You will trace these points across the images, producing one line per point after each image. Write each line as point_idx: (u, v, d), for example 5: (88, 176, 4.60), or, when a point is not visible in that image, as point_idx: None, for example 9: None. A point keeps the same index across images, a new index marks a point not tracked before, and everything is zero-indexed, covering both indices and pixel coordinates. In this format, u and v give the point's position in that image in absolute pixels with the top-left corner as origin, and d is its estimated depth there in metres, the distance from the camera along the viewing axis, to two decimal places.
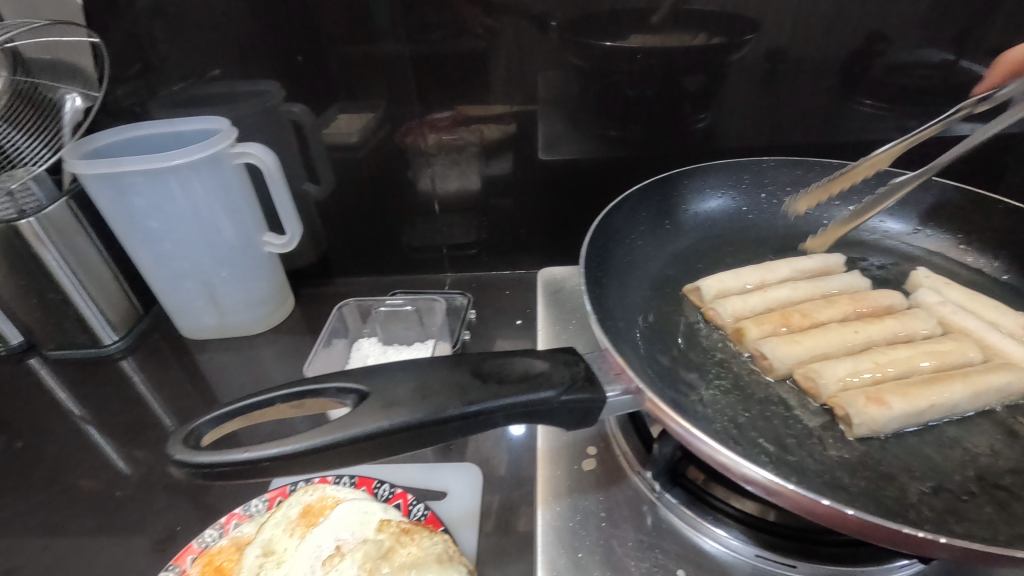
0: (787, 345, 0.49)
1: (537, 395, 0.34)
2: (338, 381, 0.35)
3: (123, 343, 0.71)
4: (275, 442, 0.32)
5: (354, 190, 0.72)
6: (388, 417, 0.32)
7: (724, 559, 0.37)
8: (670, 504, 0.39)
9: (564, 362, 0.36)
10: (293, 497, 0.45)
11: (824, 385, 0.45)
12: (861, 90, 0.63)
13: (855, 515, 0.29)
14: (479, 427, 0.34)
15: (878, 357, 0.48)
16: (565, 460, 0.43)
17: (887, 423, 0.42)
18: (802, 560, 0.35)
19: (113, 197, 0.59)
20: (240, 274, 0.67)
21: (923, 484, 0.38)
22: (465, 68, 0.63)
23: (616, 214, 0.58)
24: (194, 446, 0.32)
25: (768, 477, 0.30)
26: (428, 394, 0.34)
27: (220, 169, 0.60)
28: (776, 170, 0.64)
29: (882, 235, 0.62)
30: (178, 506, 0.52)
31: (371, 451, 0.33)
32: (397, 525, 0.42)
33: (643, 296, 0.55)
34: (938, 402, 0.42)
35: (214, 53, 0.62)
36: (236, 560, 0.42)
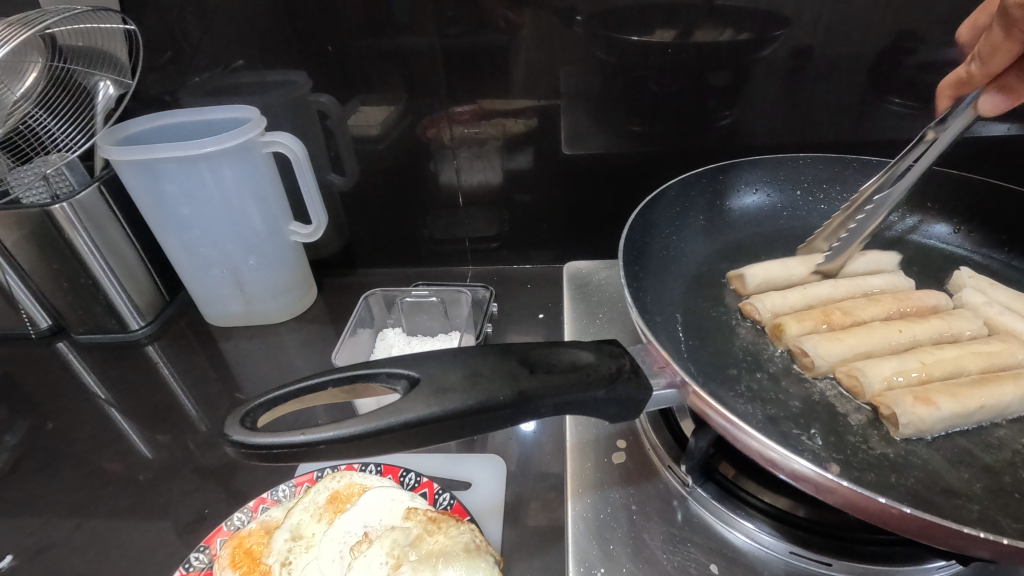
0: (830, 342, 0.48)
1: (584, 385, 0.34)
2: (390, 365, 0.35)
3: (149, 328, 0.72)
4: (329, 426, 0.32)
5: (379, 181, 0.72)
6: (437, 404, 0.32)
7: (755, 554, 0.37)
8: (702, 498, 0.39)
9: (609, 354, 0.36)
10: (320, 483, 0.45)
11: (869, 383, 0.45)
12: (894, 88, 0.62)
13: (909, 513, 0.28)
14: (522, 417, 0.34)
15: (924, 357, 0.47)
16: (594, 453, 0.43)
17: (935, 423, 0.41)
18: (837, 558, 0.35)
19: (146, 183, 0.60)
20: (267, 262, 0.67)
21: (958, 487, 0.38)
22: (491, 61, 0.63)
23: (650, 208, 0.57)
24: (247, 425, 0.32)
25: (818, 473, 0.30)
26: (479, 381, 0.34)
27: (250, 157, 0.61)
28: (812, 167, 0.64)
29: (920, 234, 0.61)
30: (204, 490, 0.53)
31: (407, 438, 0.33)
32: (424, 513, 0.42)
33: (678, 291, 0.55)
34: (990, 403, 0.41)
35: (244, 43, 0.62)
36: (265, 543, 0.42)
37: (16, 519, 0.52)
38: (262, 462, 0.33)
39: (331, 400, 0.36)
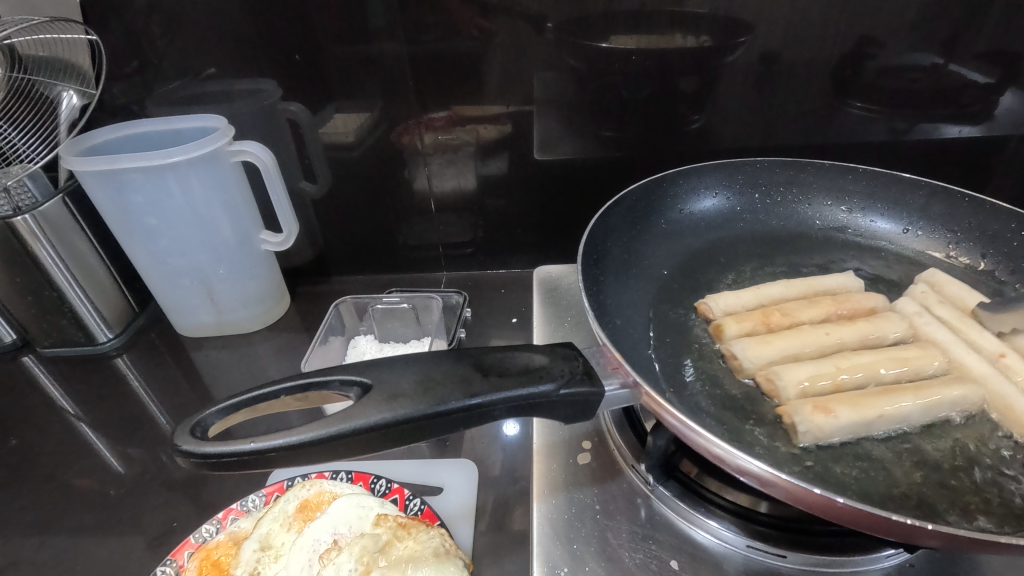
0: (752, 347, 0.49)
1: (536, 388, 0.35)
2: (342, 373, 0.35)
3: (118, 341, 0.71)
4: (282, 433, 0.32)
5: (352, 188, 0.72)
6: (392, 409, 0.33)
7: (716, 550, 0.37)
8: (664, 496, 0.40)
9: (563, 356, 0.37)
10: (290, 492, 0.45)
11: (783, 388, 0.45)
12: (852, 92, 0.64)
13: (845, 503, 0.30)
14: (483, 418, 0.34)
15: (841, 361, 0.47)
16: (560, 454, 0.44)
17: (834, 431, 0.41)
18: (792, 550, 0.36)
19: (111, 194, 0.59)
20: (237, 272, 0.67)
21: (909, 474, 0.39)
22: (461, 68, 0.63)
23: (611, 214, 0.58)
24: (200, 437, 0.33)
25: (761, 468, 0.31)
26: (431, 386, 0.34)
27: (218, 166, 0.61)
28: (770, 170, 0.65)
29: (870, 235, 0.63)
30: (175, 502, 0.52)
31: (370, 442, 0.33)
32: (394, 519, 0.42)
33: (637, 294, 0.56)
34: (889, 412, 0.41)
35: (212, 51, 0.62)
36: (233, 555, 0.42)
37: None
38: (224, 471, 0.33)
39: (292, 407, 0.37)
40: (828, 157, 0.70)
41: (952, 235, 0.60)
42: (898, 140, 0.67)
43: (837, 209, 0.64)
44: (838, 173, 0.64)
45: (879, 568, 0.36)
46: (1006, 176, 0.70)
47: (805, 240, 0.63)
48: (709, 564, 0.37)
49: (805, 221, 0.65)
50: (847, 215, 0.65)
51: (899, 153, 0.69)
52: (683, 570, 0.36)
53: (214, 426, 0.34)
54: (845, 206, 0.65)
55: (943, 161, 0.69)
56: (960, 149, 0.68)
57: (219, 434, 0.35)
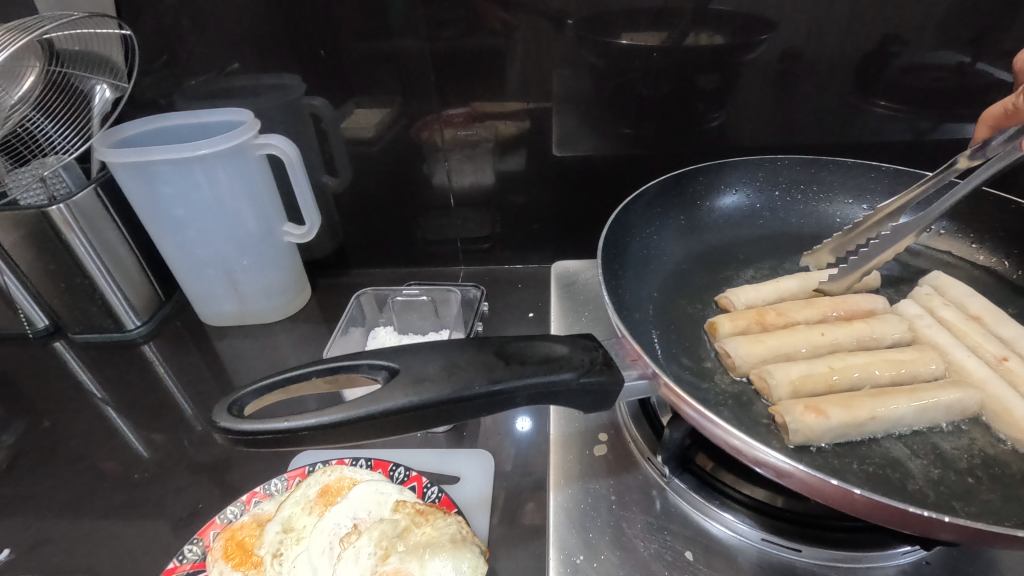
0: (744, 345, 0.48)
1: (556, 376, 0.35)
2: (371, 357, 0.36)
3: (145, 328, 0.73)
4: (311, 413, 0.33)
5: (373, 182, 0.73)
6: (416, 393, 0.34)
7: (731, 542, 0.38)
8: (679, 489, 0.40)
9: (582, 347, 0.37)
10: (311, 477, 0.46)
11: (775, 386, 0.45)
12: (876, 90, 0.64)
13: (860, 494, 0.30)
14: (502, 406, 0.35)
15: (833, 362, 0.47)
16: (577, 446, 0.45)
17: (824, 432, 0.40)
18: (807, 544, 0.36)
19: (143, 185, 0.61)
20: (261, 263, 0.69)
21: (926, 472, 0.39)
22: (482, 64, 0.64)
23: (630, 208, 0.59)
24: (234, 415, 0.34)
25: (777, 458, 0.31)
26: (454, 371, 0.35)
27: (245, 159, 0.62)
28: (789, 168, 0.65)
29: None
30: (199, 485, 0.54)
31: (392, 426, 0.34)
32: (412, 506, 0.43)
33: (655, 289, 0.56)
34: (881, 413, 0.41)
35: (239, 47, 0.64)
36: (257, 536, 0.43)
37: (13, 516, 0.53)
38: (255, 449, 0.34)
39: (322, 389, 0.38)
40: (849, 156, 0.70)
41: (973, 234, 0.59)
42: (922, 139, 0.67)
43: (857, 207, 0.64)
44: (860, 171, 0.64)
45: (892, 563, 0.36)
46: None
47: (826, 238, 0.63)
48: (724, 555, 0.37)
49: (827, 219, 0.65)
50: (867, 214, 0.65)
51: (923, 153, 0.68)
52: (696, 562, 0.37)
53: (248, 406, 0.35)
54: (866, 205, 0.65)
55: None
56: None
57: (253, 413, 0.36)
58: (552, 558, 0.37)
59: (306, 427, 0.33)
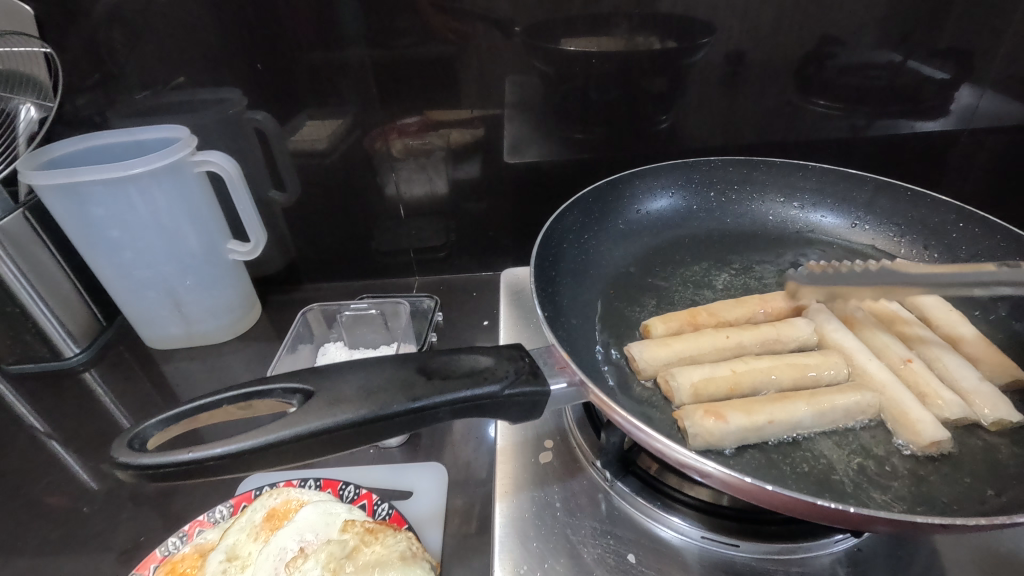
0: (649, 349, 0.48)
1: (482, 389, 0.35)
2: (284, 381, 0.35)
3: (84, 355, 0.70)
4: (219, 443, 0.32)
5: (321, 195, 0.72)
6: (334, 415, 0.33)
7: (675, 543, 0.38)
8: (622, 492, 0.41)
9: (508, 357, 0.37)
10: (257, 501, 0.45)
11: (678, 389, 0.45)
12: (814, 90, 0.66)
13: (775, 490, 0.31)
14: (430, 420, 0.35)
15: (736, 365, 0.47)
16: (524, 455, 0.45)
17: (723, 437, 0.41)
18: (745, 539, 0.37)
19: (73, 208, 0.58)
20: (205, 282, 0.66)
21: (851, 461, 0.40)
22: (430, 73, 0.64)
23: (568, 214, 0.59)
24: (141, 451, 0.32)
25: (698, 461, 0.32)
26: (373, 391, 0.34)
27: (181, 177, 0.60)
28: (724, 170, 0.67)
29: (823, 230, 0.65)
30: (143, 516, 0.52)
31: (324, 445, 0.34)
32: (361, 524, 0.42)
33: (594, 295, 0.56)
34: (780, 417, 0.42)
35: (178, 61, 0.62)
36: (199, 567, 0.42)
37: None
38: (175, 479, 0.33)
39: (227, 417, 0.36)
40: (788, 156, 0.72)
41: (898, 228, 0.62)
42: (857, 135, 0.69)
43: (789, 206, 0.66)
44: (790, 170, 0.66)
45: (827, 552, 0.37)
46: (958, 169, 0.72)
47: (762, 236, 0.65)
48: (668, 555, 0.38)
49: (760, 218, 0.66)
50: (799, 212, 0.66)
51: (857, 150, 0.71)
52: (638, 564, 0.37)
53: (153, 438, 0.33)
54: (798, 203, 0.66)
55: (902, 155, 0.71)
56: (918, 143, 0.70)
57: (159, 447, 0.34)
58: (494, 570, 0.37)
59: (213, 457, 0.32)
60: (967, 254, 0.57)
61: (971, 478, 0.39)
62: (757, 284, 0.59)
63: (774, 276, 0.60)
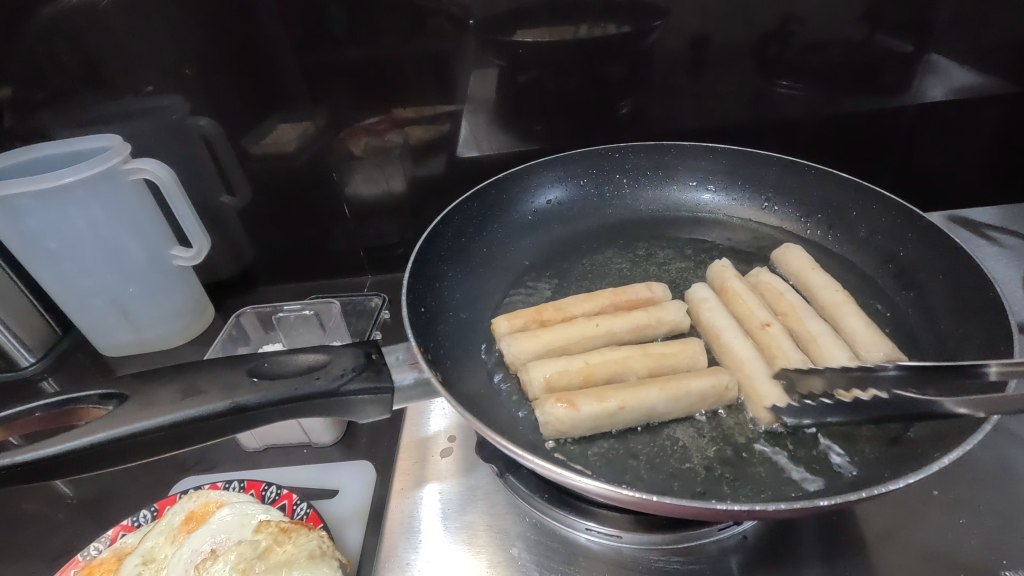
0: (518, 342, 0.50)
1: (318, 386, 0.39)
2: (100, 387, 0.38)
3: (40, 365, 0.71)
4: (18, 450, 0.35)
5: (270, 198, 0.72)
6: (145, 418, 0.36)
7: (561, 532, 0.43)
8: (514, 486, 0.44)
9: (348, 355, 0.41)
10: (177, 504, 0.46)
11: (530, 381, 0.47)
12: (776, 71, 0.65)
13: (627, 493, 0.33)
14: (249, 422, 0.38)
15: (591, 357, 0.49)
16: (427, 453, 0.50)
17: (575, 424, 0.43)
18: (625, 530, 0.41)
19: (8, 220, 0.59)
20: (150, 289, 0.67)
21: (711, 448, 0.43)
22: (370, 71, 0.64)
23: (467, 204, 0.62)
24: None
25: (547, 467, 0.34)
26: (190, 395, 0.37)
27: (117, 186, 0.61)
28: (634, 156, 0.68)
29: (731, 212, 0.66)
30: (79, 520, 0.52)
31: (174, 438, 0.37)
32: (276, 525, 0.43)
33: (491, 286, 0.59)
34: (631, 403, 0.44)
35: (128, 69, 0.62)
36: (114, 570, 0.42)
37: None
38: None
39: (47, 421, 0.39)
40: (728, 141, 0.71)
41: (803, 209, 0.64)
42: (816, 113, 0.69)
43: (700, 189, 0.67)
44: (701, 154, 0.68)
45: (712, 540, 0.41)
46: (913, 146, 0.72)
47: (675, 221, 0.66)
48: (554, 544, 0.43)
49: (671, 204, 0.68)
50: (715, 195, 0.68)
51: (814, 128, 0.70)
52: (522, 556, 0.42)
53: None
54: (709, 186, 0.68)
55: (870, 132, 0.71)
56: (882, 119, 0.70)
57: None
58: (382, 556, 0.43)
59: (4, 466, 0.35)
60: (866, 233, 0.60)
61: (822, 464, 0.41)
62: (656, 270, 0.61)
63: (677, 260, 0.62)
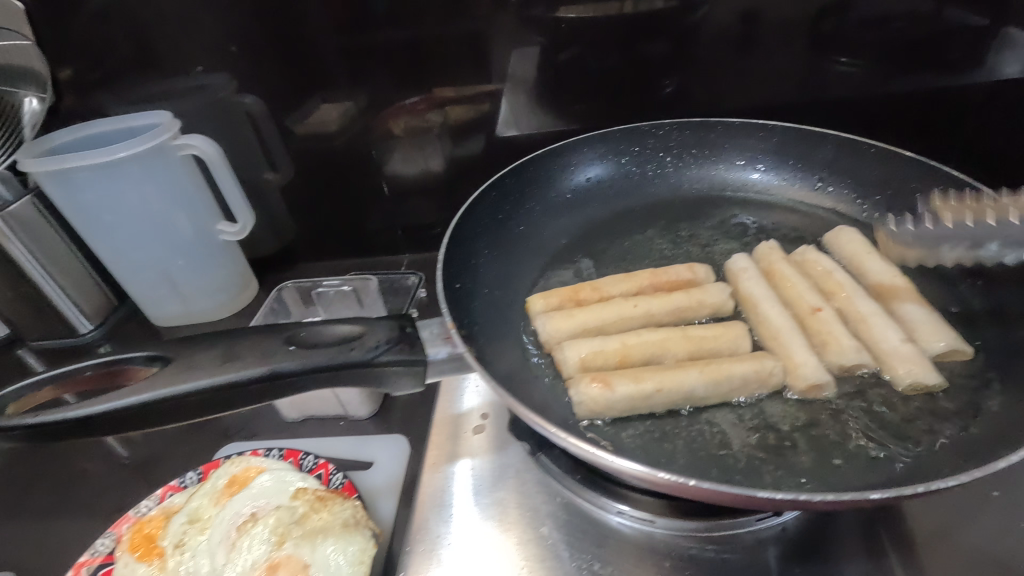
0: (554, 321, 0.50)
1: (352, 356, 0.39)
2: (145, 349, 0.39)
3: (97, 332, 0.75)
4: (72, 406, 0.36)
5: (312, 176, 0.73)
6: (188, 381, 0.37)
7: (593, 514, 0.43)
8: (545, 465, 0.46)
9: (383, 327, 0.42)
10: (221, 468, 0.48)
11: (565, 360, 0.47)
12: (833, 47, 0.61)
13: (663, 477, 0.33)
14: (284, 389, 0.39)
15: (628, 338, 0.48)
16: (460, 429, 0.51)
17: (608, 404, 0.42)
18: (659, 515, 0.41)
19: (68, 193, 0.62)
20: (197, 262, 0.69)
21: (752, 435, 0.42)
22: (410, 49, 0.63)
23: (504, 181, 0.61)
24: (3, 416, 0.37)
25: (582, 448, 0.34)
26: (230, 360, 0.38)
27: (167, 161, 0.63)
28: (676, 133, 0.66)
29: (779, 193, 0.64)
30: (131, 481, 0.55)
31: (214, 402, 0.38)
32: (313, 492, 0.44)
33: (527, 265, 0.59)
34: (668, 386, 0.43)
35: (175, 48, 0.63)
36: (162, 528, 0.44)
37: None
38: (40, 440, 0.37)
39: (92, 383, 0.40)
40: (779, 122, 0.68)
41: (860, 189, 0.62)
42: (876, 92, 0.65)
43: (749, 168, 0.65)
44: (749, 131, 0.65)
45: (749, 530, 0.40)
46: (983, 127, 0.67)
47: (719, 202, 0.64)
48: (585, 525, 0.43)
49: (715, 183, 0.66)
50: (762, 176, 0.66)
51: (873, 107, 0.66)
52: (551, 535, 0.42)
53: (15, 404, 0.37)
54: (757, 166, 0.65)
55: (937, 112, 0.66)
56: (951, 99, 0.65)
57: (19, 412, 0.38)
58: (412, 530, 0.44)
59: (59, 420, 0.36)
60: (930, 218, 0.57)
61: (869, 450, 0.40)
62: (698, 252, 0.59)
63: (719, 241, 0.60)
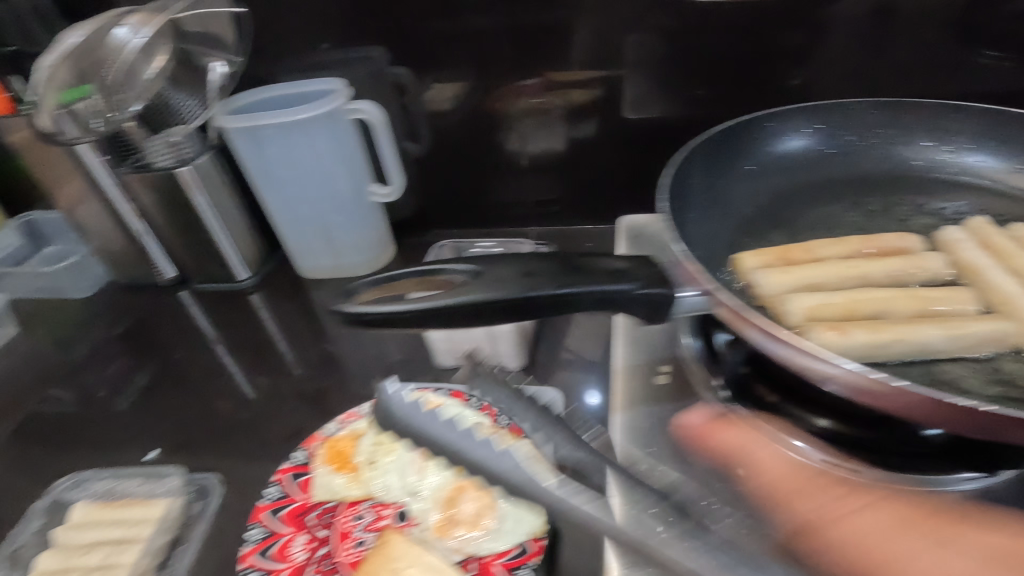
0: (770, 276, 0.48)
1: (619, 285, 0.41)
2: (456, 263, 0.44)
3: (252, 280, 0.82)
4: (409, 300, 0.40)
5: (449, 147, 0.77)
6: (492, 289, 0.40)
7: (794, 465, 0.39)
8: (735, 411, 0.42)
9: (641, 264, 0.43)
10: (399, 399, 0.52)
11: (789, 312, 0.44)
12: (983, 38, 0.60)
13: (912, 389, 0.32)
14: (565, 306, 0.41)
15: (854, 294, 0.45)
16: (640, 375, 0.46)
17: (846, 351, 0.41)
18: (866, 466, 0.38)
19: (253, 148, 0.69)
20: (353, 219, 0.75)
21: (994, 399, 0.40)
22: (558, 27, 0.66)
23: (700, 146, 0.58)
24: (350, 305, 0.41)
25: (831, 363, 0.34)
26: (525, 275, 0.41)
27: (338, 124, 0.69)
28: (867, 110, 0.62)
29: (975, 175, 0.60)
30: (284, 412, 0.58)
31: (506, 310, 0.41)
32: (488, 429, 0.48)
33: (718, 231, 0.56)
34: (909, 338, 0.41)
35: (338, 22, 0.68)
36: (353, 447, 0.49)
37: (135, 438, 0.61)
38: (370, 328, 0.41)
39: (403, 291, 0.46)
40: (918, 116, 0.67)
41: None
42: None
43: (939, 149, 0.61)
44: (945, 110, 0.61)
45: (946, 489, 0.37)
46: None
47: (906, 183, 0.60)
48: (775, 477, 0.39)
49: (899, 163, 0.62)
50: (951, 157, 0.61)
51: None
52: (746, 478, 0.39)
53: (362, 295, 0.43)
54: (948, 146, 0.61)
55: None
56: None
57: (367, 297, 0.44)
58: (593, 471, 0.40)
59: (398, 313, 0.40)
60: None
61: None
62: (895, 226, 0.56)
63: (915, 217, 0.57)
